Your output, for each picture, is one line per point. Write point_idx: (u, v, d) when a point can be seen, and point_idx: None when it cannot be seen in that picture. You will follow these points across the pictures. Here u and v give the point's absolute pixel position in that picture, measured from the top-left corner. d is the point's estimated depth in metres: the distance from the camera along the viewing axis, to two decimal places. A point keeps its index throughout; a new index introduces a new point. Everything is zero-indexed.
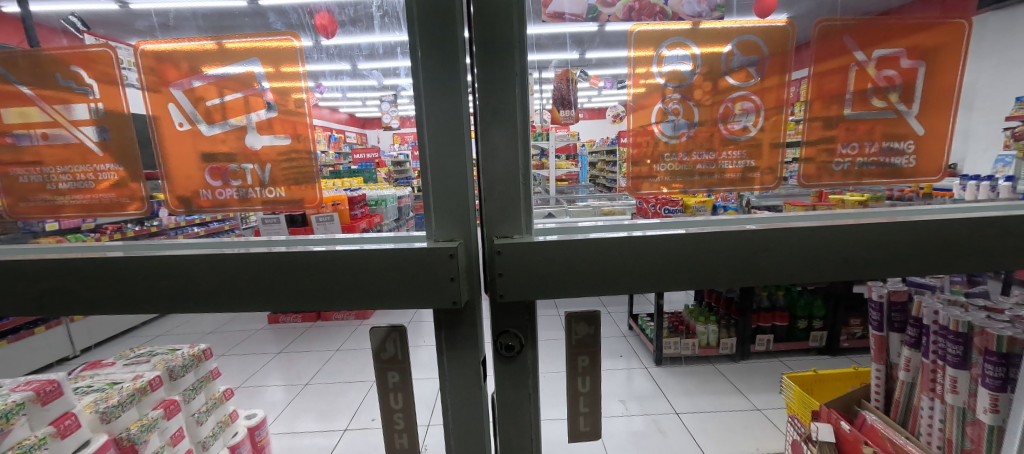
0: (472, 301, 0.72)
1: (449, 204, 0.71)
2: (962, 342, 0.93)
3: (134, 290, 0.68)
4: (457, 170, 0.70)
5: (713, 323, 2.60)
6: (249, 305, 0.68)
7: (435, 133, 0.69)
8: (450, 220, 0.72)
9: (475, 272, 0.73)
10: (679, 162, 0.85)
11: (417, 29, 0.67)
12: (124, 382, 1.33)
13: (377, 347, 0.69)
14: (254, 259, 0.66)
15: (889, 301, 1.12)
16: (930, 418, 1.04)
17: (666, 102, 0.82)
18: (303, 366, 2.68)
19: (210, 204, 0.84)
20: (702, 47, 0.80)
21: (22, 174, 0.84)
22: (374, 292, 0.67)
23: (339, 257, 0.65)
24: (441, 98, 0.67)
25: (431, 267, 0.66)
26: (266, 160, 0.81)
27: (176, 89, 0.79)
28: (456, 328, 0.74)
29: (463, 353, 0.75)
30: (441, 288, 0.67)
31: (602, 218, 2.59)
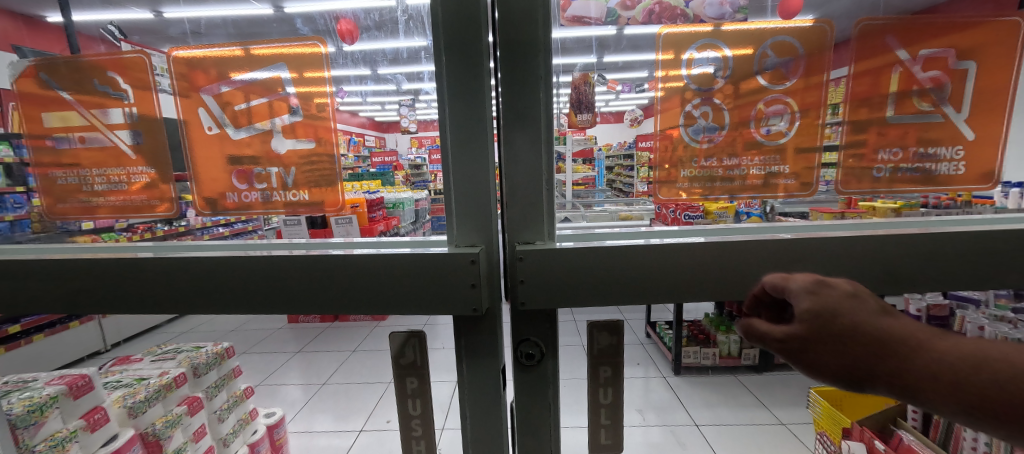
0: (492, 308, 0.71)
1: (470, 208, 0.71)
2: None
3: (163, 288, 0.69)
4: (480, 175, 0.70)
5: (734, 332, 2.53)
6: (272, 307, 0.69)
7: (458, 138, 0.69)
8: (471, 226, 0.71)
9: (495, 278, 0.72)
10: (703, 167, 0.83)
11: (441, 33, 0.67)
12: (150, 378, 1.37)
13: (396, 352, 0.69)
14: (278, 263, 0.67)
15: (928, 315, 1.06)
16: (973, 441, 0.97)
17: (693, 107, 0.80)
18: (320, 366, 2.72)
19: (235, 206, 0.86)
20: (733, 49, 0.77)
21: (61, 176, 0.88)
22: (393, 296, 0.67)
23: (360, 262, 0.66)
24: (465, 103, 0.67)
25: (451, 272, 0.66)
26: (290, 164, 0.83)
27: (206, 94, 0.81)
28: (475, 334, 0.73)
29: (482, 359, 0.74)
30: (462, 294, 0.66)
31: (619, 224, 2.55)
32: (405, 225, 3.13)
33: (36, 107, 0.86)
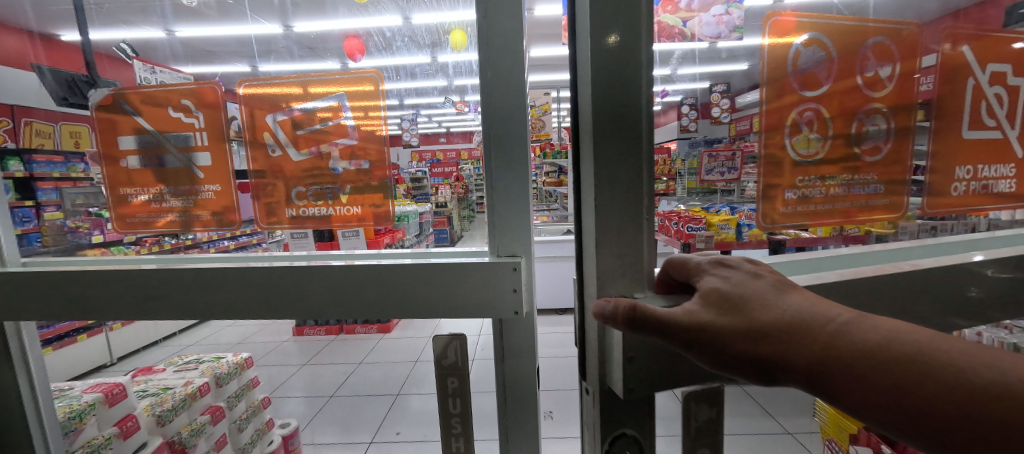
0: (528, 314, 0.74)
1: (512, 222, 0.73)
2: None
3: (206, 297, 0.72)
4: (519, 189, 0.73)
5: None
6: (316, 310, 0.72)
7: (500, 150, 0.72)
8: (512, 235, 0.73)
9: (534, 285, 0.75)
10: (813, 185, 0.79)
11: (484, 46, 0.71)
12: (175, 388, 1.38)
13: (439, 354, 0.71)
14: (315, 272, 0.70)
15: None
16: None
17: (800, 113, 0.76)
18: (326, 379, 2.71)
19: (292, 221, 0.88)
20: (836, 48, 0.75)
21: (131, 193, 0.90)
22: (439, 303, 0.70)
23: (406, 268, 0.68)
24: (506, 116, 0.71)
25: (495, 280, 0.68)
26: (349, 182, 0.87)
27: (269, 118, 0.85)
28: (514, 340, 0.74)
29: (517, 362, 0.76)
30: (503, 299, 0.68)
31: None
32: (411, 237, 3.16)
33: (113, 132, 0.89)
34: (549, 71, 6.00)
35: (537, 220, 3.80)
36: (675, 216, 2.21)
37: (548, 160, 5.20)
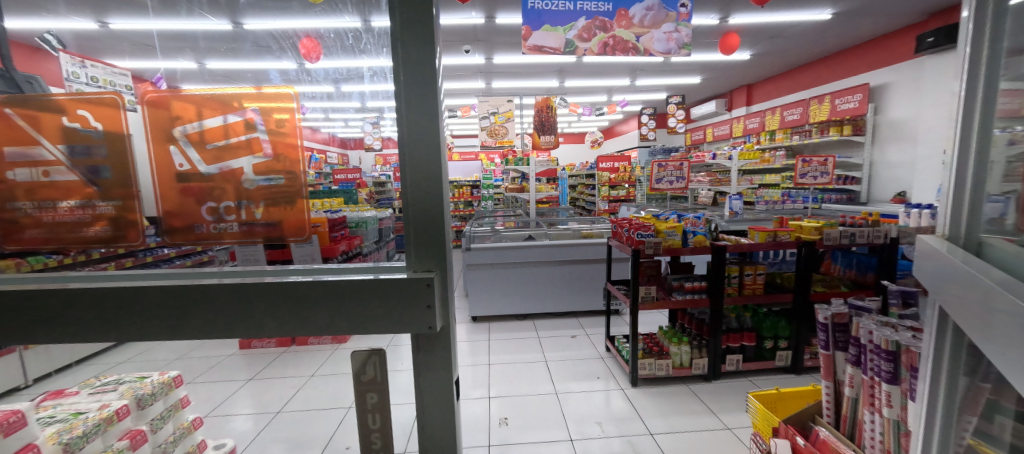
0: (445, 328, 0.75)
1: (427, 236, 0.72)
2: (892, 359, 0.90)
3: (113, 317, 0.68)
4: (428, 201, 0.72)
5: (686, 343, 2.24)
6: (227, 329, 0.69)
7: (414, 163, 0.71)
8: (428, 251, 0.72)
9: (450, 299, 0.75)
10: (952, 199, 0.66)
11: (400, 55, 0.70)
12: (89, 412, 1.19)
13: (357, 370, 0.71)
14: (230, 289, 0.67)
15: (833, 322, 1.10)
16: (871, 431, 0.97)
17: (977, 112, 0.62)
18: (274, 395, 2.56)
19: (206, 237, 0.80)
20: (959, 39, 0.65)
21: (18, 206, 0.77)
22: (357, 319, 0.70)
23: (319, 285, 0.68)
24: (422, 129, 0.70)
25: (408, 293, 0.69)
26: (261, 198, 0.78)
27: (178, 131, 0.76)
28: (432, 355, 0.75)
29: (435, 377, 0.76)
30: (418, 314, 0.70)
31: (582, 240, 3.33)
32: None
33: None
34: (513, 79, 6.10)
35: (499, 226, 3.83)
36: (627, 223, 2.30)
37: (511, 167, 5.25)
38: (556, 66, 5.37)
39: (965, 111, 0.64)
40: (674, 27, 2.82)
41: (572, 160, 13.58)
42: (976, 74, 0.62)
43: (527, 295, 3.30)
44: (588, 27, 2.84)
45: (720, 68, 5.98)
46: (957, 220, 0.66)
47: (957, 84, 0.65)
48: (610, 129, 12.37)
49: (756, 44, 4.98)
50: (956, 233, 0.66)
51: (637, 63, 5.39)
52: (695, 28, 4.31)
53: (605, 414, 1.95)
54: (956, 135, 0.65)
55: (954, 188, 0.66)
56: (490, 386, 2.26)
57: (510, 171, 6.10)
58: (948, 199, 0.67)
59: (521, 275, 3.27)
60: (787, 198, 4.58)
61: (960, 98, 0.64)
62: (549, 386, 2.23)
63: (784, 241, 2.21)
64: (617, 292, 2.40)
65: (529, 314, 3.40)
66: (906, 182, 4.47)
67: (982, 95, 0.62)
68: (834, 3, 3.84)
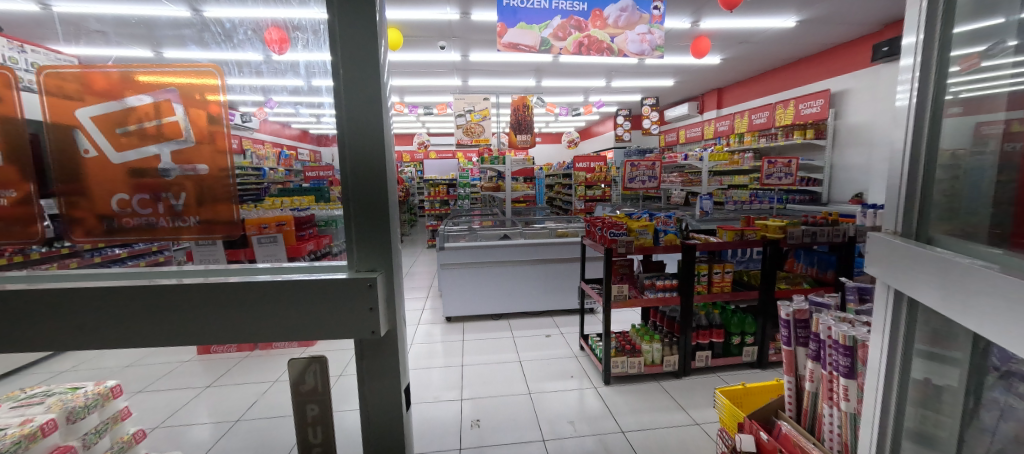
0: (391, 331, 0.73)
1: (371, 233, 0.71)
2: (849, 354, 0.92)
3: (28, 323, 0.61)
4: (372, 198, 0.70)
5: (658, 340, 2.26)
6: (151, 336, 0.63)
7: (354, 159, 0.69)
8: (371, 249, 0.71)
9: (396, 301, 0.73)
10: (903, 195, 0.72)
11: (338, 46, 0.68)
12: (7, 429, 1.06)
13: (294, 380, 0.61)
14: (155, 291, 0.61)
15: (794, 318, 1.13)
16: (830, 424, 0.99)
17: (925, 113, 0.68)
18: None
19: (120, 234, 0.69)
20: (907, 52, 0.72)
21: None
22: (295, 324, 0.65)
23: (261, 286, 0.63)
24: (361, 125, 0.68)
25: (348, 294, 0.65)
26: (185, 189, 0.69)
27: (80, 112, 0.65)
28: (377, 360, 0.73)
29: (380, 384, 0.74)
30: (360, 319, 0.66)
31: (557, 239, 3.33)
32: None
33: None
34: (489, 77, 6.05)
35: (474, 225, 3.79)
36: (600, 222, 2.32)
37: (487, 165, 5.21)
38: (533, 65, 5.37)
39: (914, 119, 0.69)
40: (648, 28, 2.86)
41: (549, 159, 13.67)
42: (926, 85, 0.68)
43: (502, 295, 3.27)
44: (564, 26, 2.84)
45: (692, 71, 6.14)
46: (907, 217, 0.71)
47: (909, 93, 0.70)
48: (587, 130, 12.52)
49: (726, 48, 5.13)
50: (909, 230, 0.71)
51: (612, 64, 5.46)
52: (668, 31, 4.40)
53: (577, 413, 1.95)
54: (908, 140, 0.70)
55: (907, 188, 0.71)
56: (462, 388, 2.22)
57: (487, 169, 6.06)
58: (901, 199, 0.72)
59: (496, 274, 3.24)
60: (754, 198, 4.74)
61: (912, 107, 0.70)
62: (522, 386, 2.21)
63: (750, 240, 2.27)
64: (590, 291, 2.41)
65: (504, 314, 3.38)
66: (863, 183, 4.71)
67: (931, 105, 0.68)
68: (799, 11, 3.99)
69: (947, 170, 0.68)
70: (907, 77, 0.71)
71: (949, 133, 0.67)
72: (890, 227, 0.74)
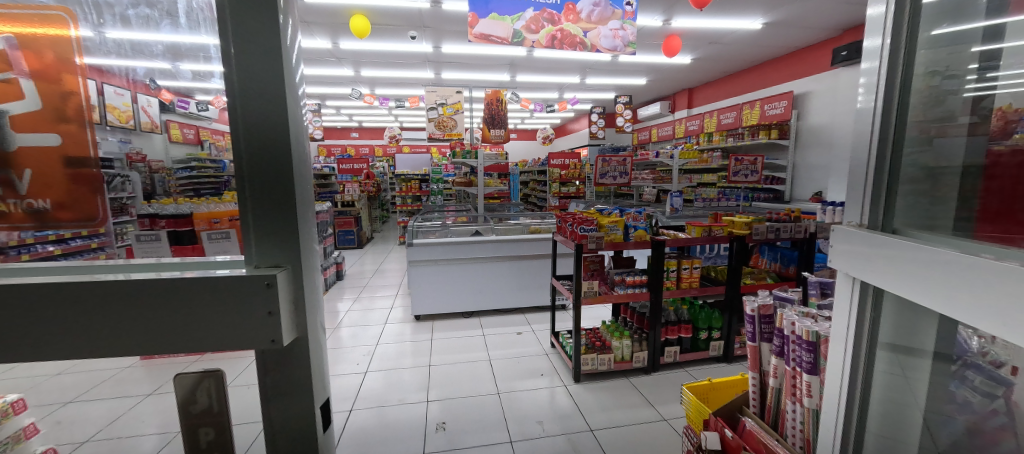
0: (299, 336, 0.67)
1: (273, 224, 0.64)
2: (813, 349, 0.92)
3: None
4: (274, 187, 0.64)
5: (627, 337, 2.27)
6: (12, 346, 0.55)
7: (253, 145, 0.63)
8: (271, 243, 0.64)
9: (305, 304, 0.67)
10: (870, 189, 0.69)
11: (231, 20, 0.62)
12: None
13: (186, 398, 0.59)
14: (26, 293, 0.54)
15: (759, 314, 1.13)
16: (793, 420, 1.00)
17: (889, 107, 0.67)
18: None
19: None
20: (870, 56, 0.70)
21: None
22: (178, 329, 0.58)
23: (149, 291, 0.56)
24: (258, 108, 0.63)
25: (241, 295, 0.58)
26: (26, 162, 0.62)
27: None
28: (285, 368, 0.67)
29: (290, 394, 0.68)
30: (258, 325, 0.60)
31: (529, 235, 3.29)
32: None
33: None
34: (463, 70, 5.94)
35: (446, 221, 3.70)
36: (570, 218, 2.29)
37: (459, 160, 5.11)
38: (507, 59, 5.30)
39: (882, 101, 0.67)
40: (621, 24, 2.86)
41: (525, 156, 13.66)
42: (895, 66, 0.66)
43: (473, 292, 3.21)
44: (537, 18, 2.80)
45: (665, 70, 6.23)
46: (873, 209, 0.69)
47: (876, 74, 0.68)
48: (563, 127, 12.60)
49: (697, 48, 5.23)
50: (876, 222, 0.69)
51: (586, 61, 5.46)
52: (640, 29, 4.45)
53: (546, 412, 1.92)
54: (875, 123, 0.68)
55: (873, 174, 0.69)
56: (428, 389, 2.15)
57: (460, 165, 5.96)
58: (867, 186, 0.70)
59: (467, 271, 3.18)
60: (722, 196, 4.87)
61: (879, 88, 0.68)
62: (491, 386, 2.17)
63: (717, 236, 2.30)
64: (561, 288, 2.38)
65: (475, 312, 3.32)
66: (822, 182, 4.93)
67: (900, 88, 0.67)
68: (764, 14, 4.11)
69: (911, 162, 0.67)
70: (873, 59, 0.69)
71: (914, 124, 0.67)
72: (854, 220, 0.72)
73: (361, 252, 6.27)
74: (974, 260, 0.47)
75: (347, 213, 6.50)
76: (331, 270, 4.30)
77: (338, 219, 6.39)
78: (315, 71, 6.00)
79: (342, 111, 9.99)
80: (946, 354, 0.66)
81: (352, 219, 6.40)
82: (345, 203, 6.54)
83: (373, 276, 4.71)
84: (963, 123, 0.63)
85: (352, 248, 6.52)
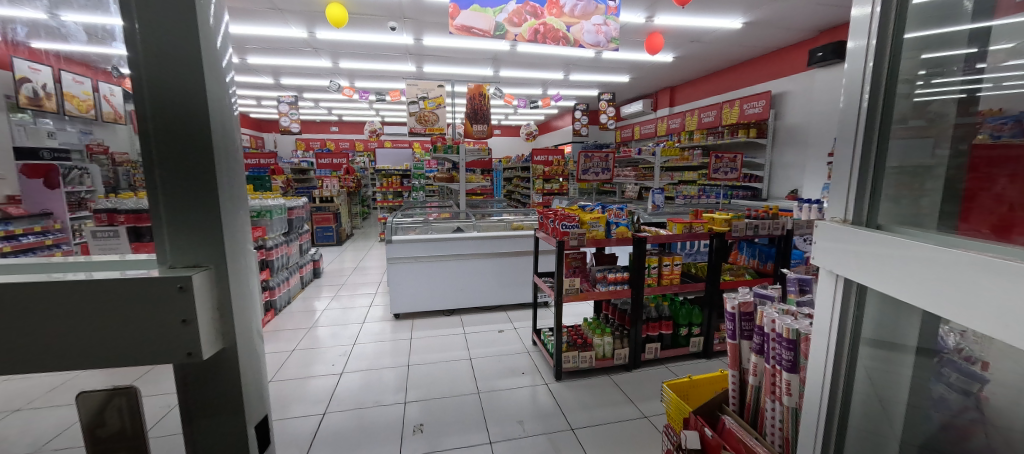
0: (226, 348, 0.51)
1: (193, 215, 0.48)
2: (792, 348, 0.92)
3: None
4: (191, 165, 0.48)
5: (609, 334, 2.27)
6: None
7: (159, 109, 0.47)
8: (189, 237, 0.48)
9: (235, 311, 0.51)
10: (854, 186, 0.68)
11: None
12: None
13: (90, 422, 0.48)
14: None
15: (739, 312, 1.12)
16: (772, 418, 1.00)
17: (874, 104, 0.66)
18: None
19: None
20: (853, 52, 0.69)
21: None
22: (54, 349, 0.43)
23: (12, 293, 0.41)
24: (161, 57, 0.46)
25: (143, 301, 0.43)
26: None
27: None
28: (209, 390, 0.52)
29: (217, 423, 0.53)
30: (167, 338, 0.45)
31: (512, 232, 3.26)
32: (271, 235, 3.14)
33: None
34: (445, 63, 5.84)
35: (428, 217, 3.63)
36: (553, 214, 2.27)
37: (441, 155, 5.02)
38: (490, 53, 5.23)
39: (869, 95, 0.65)
40: (604, 20, 2.84)
41: (509, 152, 13.60)
42: (880, 60, 0.65)
43: (454, 290, 3.16)
44: (519, 11, 2.76)
45: (647, 68, 6.28)
46: (857, 206, 0.68)
47: (862, 68, 0.66)
48: (546, 124, 12.61)
49: (678, 47, 5.28)
50: (860, 218, 0.67)
51: (570, 57, 5.45)
52: (623, 25, 4.45)
53: (527, 412, 1.90)
54: (860, 118, 0.67)
55: (857, 170, 0.67)
56: (407, 390, 2.10)
57: (443, 160, 5.87)
58: (853, 182, 0.68)
59: (448, 268, 3.12)
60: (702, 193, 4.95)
61: (866, 83, 0.66)
62: (471, 385, 2.13)
63: (698, 233, 2.32)
64: (543, 285, 2.36)
65: (456, 310, 3.27)
66: (797, 181, 5.06)
67: (884, 83, 0.65)
68: (744, 14, 4.17)
69: (893, 159, 0.67)
70: (858, 55, 0.67)
71: (897, 121, 0.66)
72: (838, 214, 0.71)
73: (341, 248, 6.11)
74: (962, 260, 0.46)
75: (326, 209, 6.32)
76: (308, 268, 4.18)
77: (315, 215, 6.21)
78: (292, 62, 5.80)
79: (321, 104, 9.72)
80: (927, 349, 0.66)
81: (331, 215, 6.23)
82: (323, 199, 6.36)
83: (352, 273, 4.60)
84: (953, 123, 0.63)
85: (331, 245, 6.35)
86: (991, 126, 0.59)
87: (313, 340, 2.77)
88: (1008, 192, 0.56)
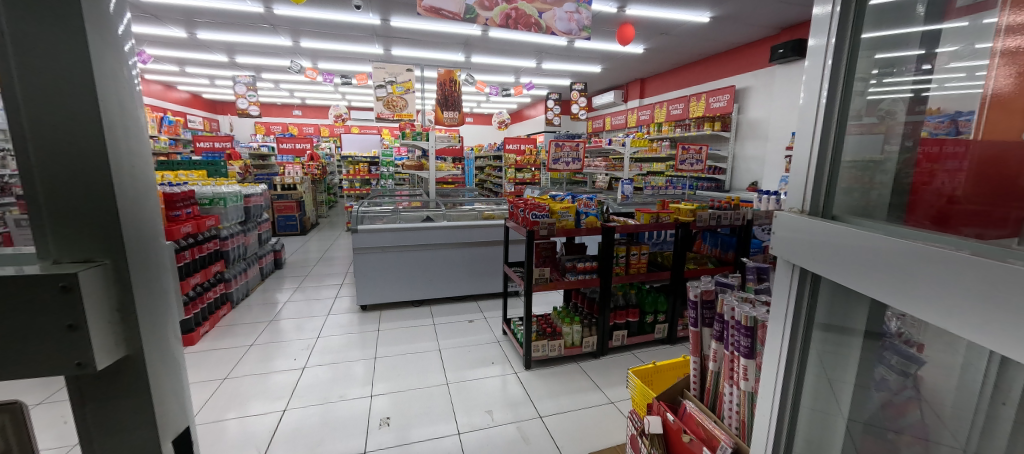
0: (130, 355, 0.43)
1: (80, 199, 0.39)
2: (749, 334, 0.96)
3: None
4: (77, 138, 0.39)
5: (577, 323, 2.29)
6: None
7: (31, 67, 0.37)
8: (79, 226, 0.39)
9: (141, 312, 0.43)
10: (811, 179, 0.70)
11: None
12: None
13: None
14: None
15: (701, 299, 1.16)
16: (730, 402, 1.04)
17: (830, 100, 0.67)
18: None
19: None
20: (813, 49, 0.70)
21: None
22: None
23: None
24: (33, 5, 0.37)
25: (18, 299, 0.35)
26: None
27: None
28: (112, 402, 0.43)
29: (125, 441, 0.45)
30: (49, 345, 0.36)
31: (483, 221, 3.23)
32: (225, 224, 2.96)
33: None
34: (414, 46, 5.65)
35: (397, 206, 3.55)
36: (523, 204, 2.26)
37: (409, 141, 4.89)
38: (462, 37, 5.10)
39: (827, 93, 0.67)
40: (576, 8, 2.85)
41: (481, 140, 13.46)
42: (839, 58, 0.66)
43: (423, 280, 3.11)
44: None
45: (618, 59, 6.35)
46: (814, 198, 0.70)
47: (822, 65, 0.68)
48: (519, 113, 12.59)
49: (649, 39, 5.34)
50: (816, 208, 0.70)
51: (542, 45, 5.42)
52: (595, 15, 4.45)
53: (497, 401, 1.90)
54: (820, 115, 0.68)
55: (815, 165, 0.69)
56: (373, 383, 2.05)
57: (413, 147, 5.72)
58: (809, 175, 0.71)
59: (418, 259, 3.06)
60: (669, 184, 5.10)
61: (825, 81, 0.68)
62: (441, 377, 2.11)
63: (664, 223, 2.37)
64: (512, 275, 2.35)
65: (426, 300, 3.22)
66: (757, 173, 5.31)
67: (842, 80, 0.67)
68: (711, 8, 4.27)
69: (848, 153, 0.69)
70: (816, 58, 0.69)
71: (852, 117, 0.68)
72: (796, 206, 0.73)
73: (305, 238, 5.87)
74: (911, 251, 0.47)
75: (288, 197, 6.03)
76: (268, 258, 3.98)
77: (277, 204, 5.92)
78: (246, 38, 5.42)
79: (281, 85, 9.20)
80: (874, 332, 0.69)
81: (294, 203, 5.96)
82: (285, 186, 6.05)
83: (317, 263, 4.44)
84: (902, 120, 0.65)
85: (294, 234, 6.09)
86: (931, 124, 0.62)
87: (274, 334, 2.65)
88: (947, 186, 0.59)
